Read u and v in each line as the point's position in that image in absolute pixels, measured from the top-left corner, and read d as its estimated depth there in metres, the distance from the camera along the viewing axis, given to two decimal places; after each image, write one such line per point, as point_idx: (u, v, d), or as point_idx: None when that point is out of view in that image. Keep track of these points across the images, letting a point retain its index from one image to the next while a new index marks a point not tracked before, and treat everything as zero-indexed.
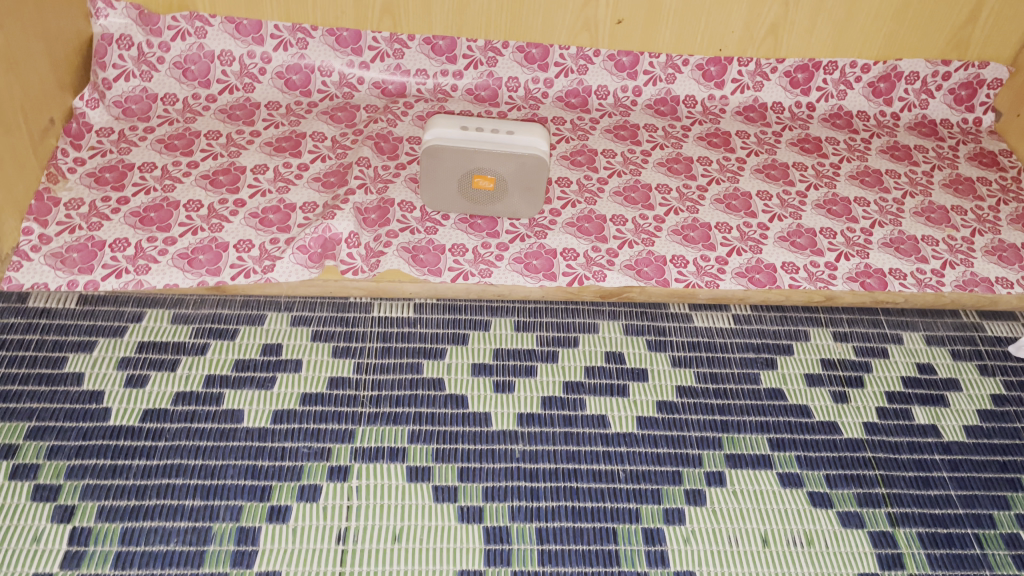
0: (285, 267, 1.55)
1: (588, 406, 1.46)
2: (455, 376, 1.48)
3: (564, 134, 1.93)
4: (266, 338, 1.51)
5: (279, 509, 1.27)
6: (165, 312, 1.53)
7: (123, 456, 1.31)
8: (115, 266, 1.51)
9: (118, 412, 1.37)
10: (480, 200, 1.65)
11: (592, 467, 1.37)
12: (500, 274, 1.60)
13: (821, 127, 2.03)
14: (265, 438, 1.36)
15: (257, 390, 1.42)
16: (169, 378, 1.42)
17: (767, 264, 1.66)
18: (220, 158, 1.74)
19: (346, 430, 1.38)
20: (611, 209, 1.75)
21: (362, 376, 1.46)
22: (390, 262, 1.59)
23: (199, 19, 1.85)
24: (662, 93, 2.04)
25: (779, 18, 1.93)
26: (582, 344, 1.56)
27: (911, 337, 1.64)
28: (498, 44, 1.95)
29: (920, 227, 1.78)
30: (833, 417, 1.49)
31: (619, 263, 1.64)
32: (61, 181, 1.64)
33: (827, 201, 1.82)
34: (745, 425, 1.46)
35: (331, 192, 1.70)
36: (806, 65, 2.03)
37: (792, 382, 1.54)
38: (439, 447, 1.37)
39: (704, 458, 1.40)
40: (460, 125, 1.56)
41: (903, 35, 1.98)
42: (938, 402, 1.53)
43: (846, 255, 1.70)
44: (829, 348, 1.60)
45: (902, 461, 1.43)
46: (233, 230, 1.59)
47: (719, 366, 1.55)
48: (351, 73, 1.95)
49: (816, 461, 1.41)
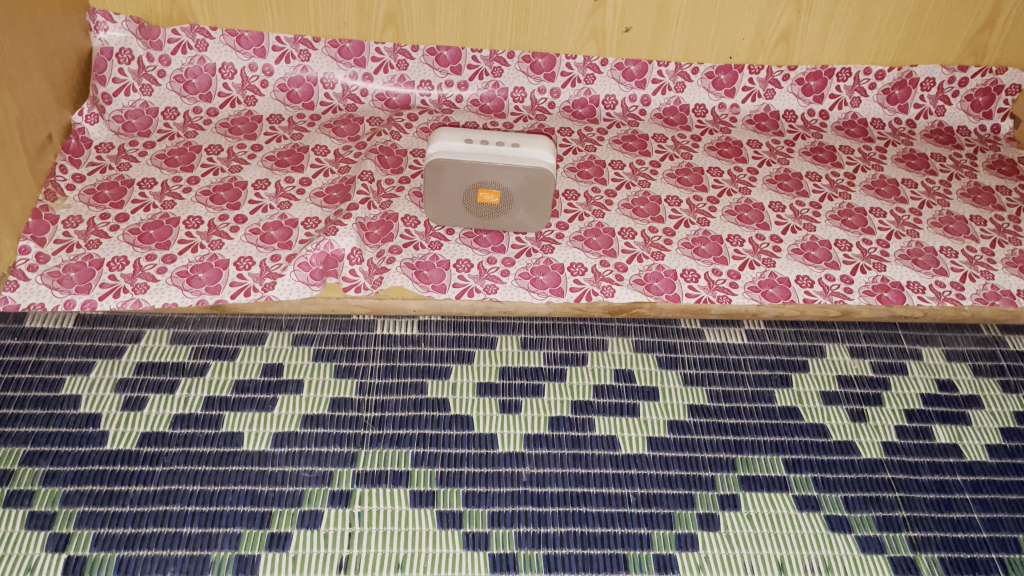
0: (286, 285, 1.51)
1: (598, 427, 1.42)
2: (459, 397, 1.44)
3: (571, 145, 1.89)
4: (267, 358, 1.47)
5: (279, 536, 1.23)
6: (164, 331, 1.50)
7: (119, 482, 1.28)
8: (113, 286, 1.48)
9: (115, 436, 1.33)
10: (486, 213, 1.61)
11: (601, 491, 1.33)
12: (505, 290, 1.56)
13: (834, 136, 1.98)
14: (265, 462, 1.32)
15: (257, 412, 1.39)
16: (167, 401, 1.39)
17: (781, 278, 1.62)
18: (221, 173, 1.71)
19: (348, 453, 1.35)
20: (619, 222, 1.71)
21: (364, 398, 1.43)
22: (393, 279, 1.55)
23: (200, 32, 1.82)
24: (672, 102, 1.99)
25: (791, 25, 1.89)
26: (590, 362, 1.52)
27: (931, 352, 1.59)
28: (503, 54, 1.91)
29: (938, 239, 1.72)
30: (851, 437, 1.44)
31: (628, 278, 1.60)
32: (59, 198, 1.62)
33: (841, 211, 1.77)
34: (759, 445, 1.41)
35: (334, 208, 1.66)
36: (819, 73, 1.98)
37: (808, 401, 1.49)
38: (443, 471, 1.33)
39: (717, 481, 1.36)
40: (463, 138, 1.53)
41: (917, 40, 1.93)
42: (959, 420, 1.48)
43: (863, 268, 1.65)
44: (845, 364, 1.56)
45: (923, 482, 1.38)
46: (234, 247, 1.56)
47: (732, 384, 1.51)
48: (354, 85, 1.92)
49: (833, 483, 1.37)
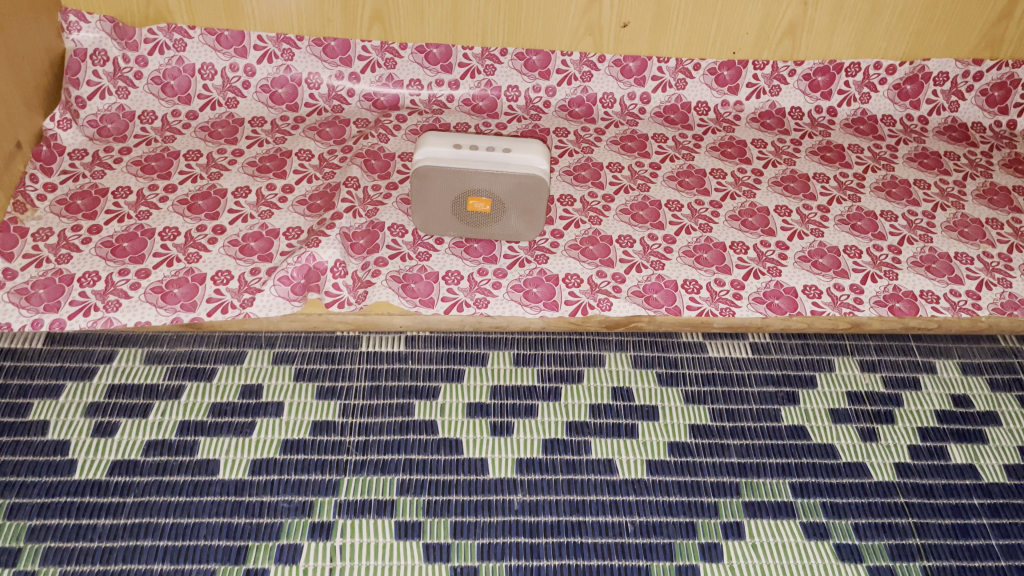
0: (266, 301, 1.43)
1: (594, 450, 1.35)
2: (448, 419, 1.37)
3: (567, 147, 1.81)
4: (245, 378, 1.40)
5: (255, 573, 1.16)
6: (138, 351, 1.43)
7: (89, 515, 1.21)
8: (83, 303, 1.40)
9: (84, 465, 1.27)
10: (475, 222, 1.53)
11: (597, 520, 1.26)
12: (497, 304, 1.48)
13: (842, 134, 1.89)
14: (242, 492, 1.25)
15: (234, 438, 1.32)
16: (140, 426, 1.32)
17: (787, 288, 1.53)
18: (199, 180, 1.64)
19: (331, 481, 1.28)
20: (617, 229, 1.63)
21: (348, 420, 1.35)
22: (378, 293, 1.47)
23: (177, 31, 1.73)
24: (673, 99, 1.91)
25: (797, 17, 1.80)
26: (586, 379, 1.45)
27: (945, 365, 1.52)
28: (496, 51, 1.83)
29: (953, 243, 1.64)
30: (861, 458, 1.37)
31: (626, 289, 1.51)
32: (29, 210, 1.54)
33: (851, 215, 1.69)
34: (764, 468, 1.34)
35: (317, 217, 1.59)
36: (827, 68, 1.89)
37: (815, 419, 1.42)
38: (430, 499, 1.26)
39: (720, 507, 1.29)
40: (452, 143, 1.44)
41: (930, 32, 1.84)
42: (976, 438, 1.41)
43: (873, 276, 1.56)
44: (855, 380, 1.48)
45: (938, 506, 1.31)
46: (211, 260, 1.48)
47: (736, 403, 1.43)
48: (341, 85, 1.84)
49: (842, 509, 1.30)
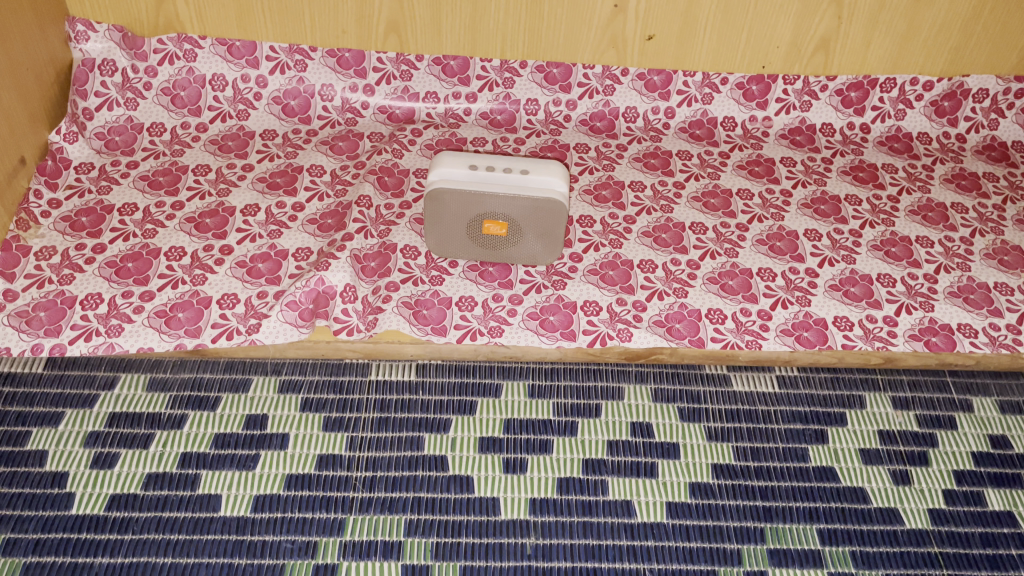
0: (273, 327, 1.38)
1: (611, 490, 1.28)
2: (459, 454, 1.31)
3: (588, 164, 1.74)
4: (250, 408, 1.36)
5: None
6: (139, 377, 1.38)
7: (85, 552, 1.16)
8: (85, 327, 1.36)
9: (82, 499, 1.22)
10: (491, 244, 1.47)
11: (614, 567, 1.19)
12: (512, 333, 1.42)
13: (875, 152, 1.81)
14: (243, 530, 1.20)
15: (237, 471, 1.27)
16: (141, 457, 1.28)
17: (817, 319, 1.46)
18: (208, 198, 1.59)
19: (335, 519, 1.22)
20: (639, 253, 1.57)
21: (354, 454, 1.30)
22: (388, 320, 1.41)
23: (188, 41, 1.68)
24: (698, 114, 1.84)
25: (831, 32, 1.72)
26: (604, 414, 1.39)
27: (982, 403, 1.44)
28: (515, 63, 1.76)
29: (992, 272, 1.56)
30: (893, 503, 1.29)
31: (646, 319, 1.45)
32: (32, 227, 1.50)
33: (884, 241, 1.61)
34: (791, 513, 1.27)
35: (327, 237, 1.54)
36: (861, 83, 1.81)
37: (845, 460, 1.35)
38: (439, 542, 1.21)
39: (744, 555, 1.22)
40: (467, 164, 1.38)
41: (971, 48, 1.76)
42: (1014, 483, 1.33)
43: (908, 308, 1.49)
44: (887, 418, 1.41)
45: (974, 558, 1.24)
46: (217, 282, 1.44)
47: (762, 441, 1.36)
48: (355, 98, 1.78)
49: (873, 559, 1.23)
